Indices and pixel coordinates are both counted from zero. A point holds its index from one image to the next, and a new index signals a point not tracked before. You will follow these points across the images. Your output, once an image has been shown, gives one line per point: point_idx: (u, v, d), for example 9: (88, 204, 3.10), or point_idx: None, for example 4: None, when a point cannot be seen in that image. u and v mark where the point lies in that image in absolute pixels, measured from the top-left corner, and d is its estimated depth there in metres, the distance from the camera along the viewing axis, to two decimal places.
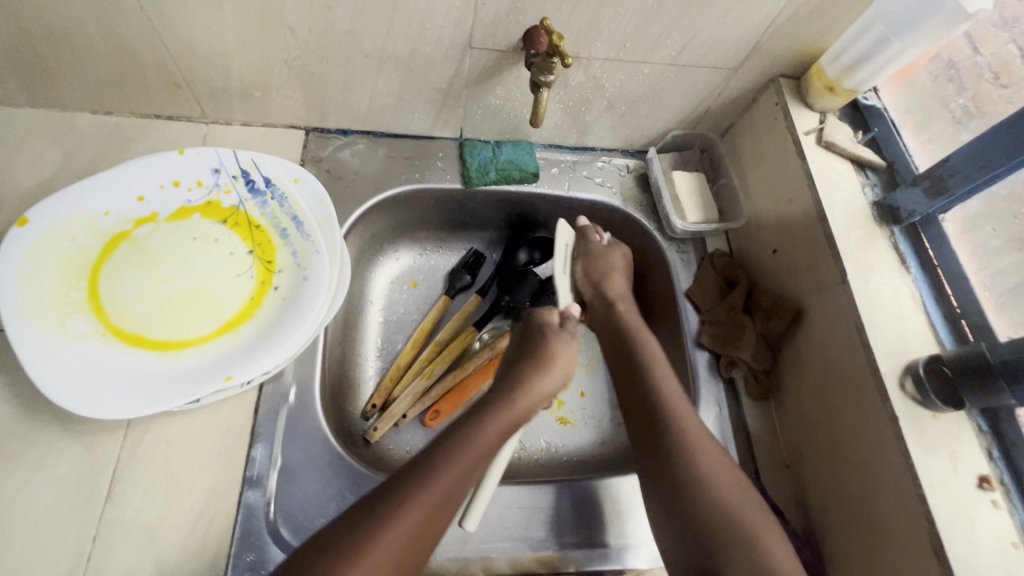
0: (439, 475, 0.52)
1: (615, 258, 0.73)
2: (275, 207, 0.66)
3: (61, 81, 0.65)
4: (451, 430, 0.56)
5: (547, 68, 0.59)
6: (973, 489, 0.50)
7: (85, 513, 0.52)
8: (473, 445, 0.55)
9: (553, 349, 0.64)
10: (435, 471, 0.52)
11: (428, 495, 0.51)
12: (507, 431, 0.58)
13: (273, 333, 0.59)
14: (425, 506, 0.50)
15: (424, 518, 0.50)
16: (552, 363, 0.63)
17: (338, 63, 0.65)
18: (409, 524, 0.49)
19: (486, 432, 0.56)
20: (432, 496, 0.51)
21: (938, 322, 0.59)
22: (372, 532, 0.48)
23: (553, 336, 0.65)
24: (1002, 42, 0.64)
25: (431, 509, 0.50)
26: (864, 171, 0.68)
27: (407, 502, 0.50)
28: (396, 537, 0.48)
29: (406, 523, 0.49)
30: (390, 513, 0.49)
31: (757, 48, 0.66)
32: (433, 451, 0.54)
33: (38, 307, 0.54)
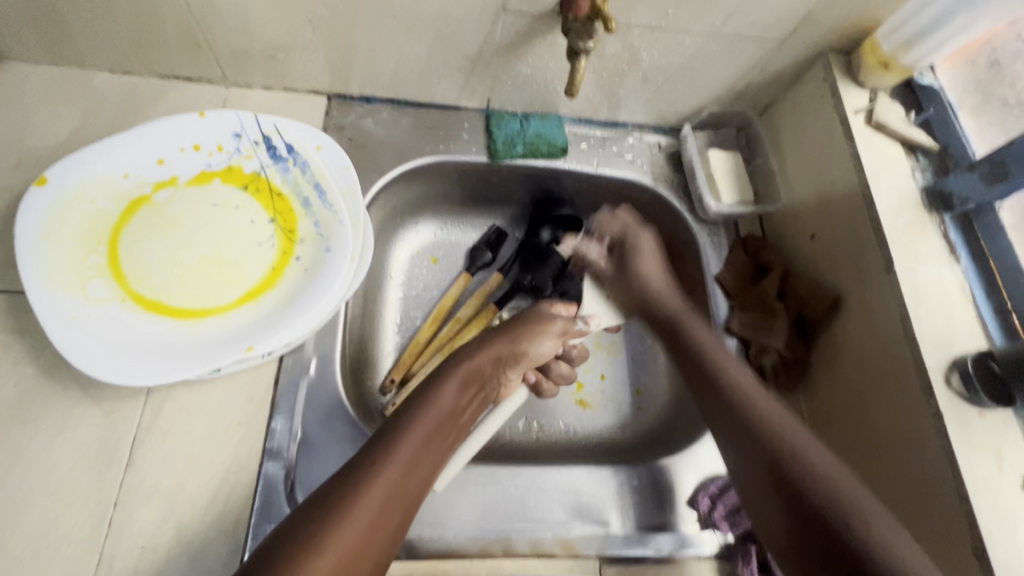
0: (403, 439, 0.52)
1: (643, 241, 0.73)
2: (297, 174, 0.64)
3: (78, 37, 0.63)
4: (413, 396, 0.57)
5: (585, 33, 0.56)
6: (1019, 491, 0.48)
7: (107, 478, 0.52)
8: (432, 409, 0.56)
9: (531, 329, 0.64)
10: (400, 439, 0.52)
11: (394, 456, 0.51)
12: (463, 391, 0.59)
13: (296, 304, 0.58)
14: (391, 469, 0.50)
15: (393, 481, 0.49)
16: (530, 342, 0.64)
17: (364, 24, 0.62)
18: (382, 488, 0.49)
19: (446, 394, 0.57)
20: (400, 461, 0.51)
21: (988, 316, 0.56)
22: (342, 509, 0.46)
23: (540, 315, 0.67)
24: None
25: (402, 470, 0.50)
26: (914, 155, 0.64)
27: (376, 467, 0.49)
28: (371, 501, 0.48)
29: (374, 490, 0.48)
30: (362, 479, 0.48)
31: (809, 20, 0.62)
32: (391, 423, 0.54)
33: (58, 271, 0.53)
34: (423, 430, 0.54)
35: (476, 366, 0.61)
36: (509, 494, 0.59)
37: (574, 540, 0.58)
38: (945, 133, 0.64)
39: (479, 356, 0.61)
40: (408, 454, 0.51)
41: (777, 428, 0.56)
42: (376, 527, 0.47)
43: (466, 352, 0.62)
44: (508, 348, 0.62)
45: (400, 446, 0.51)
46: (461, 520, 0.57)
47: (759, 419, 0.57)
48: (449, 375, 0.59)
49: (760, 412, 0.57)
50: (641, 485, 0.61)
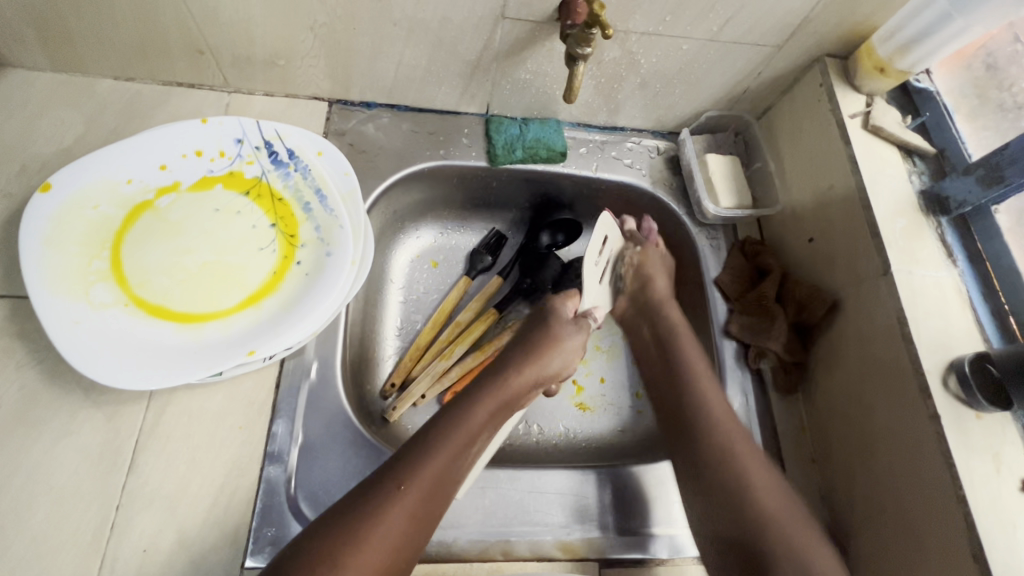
0: (434, 457, 0.52)
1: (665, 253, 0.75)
2: (298, 179, 0.64)
3: (82, 45, 0.64)
4: (445, 410, 0.57)
5: (583, 39, 0.56)
6: (1016, 493, 0.48)
7: (109, 482, 0.52)
8: (463, 428, 0.55)
9: (557, 339, 0.64)
10: (425, 460, 0.51)
11: (422, 475, 0.50)
12: (496, 410, 0.58)
13: (297, 308, 0.58)
14: (414, 492, 0.50)
15: (415, 505, 0.49)
16: (556, 350, 0.63)
17: (365, 31, 0.62)
18: (406, 508, 0.49)
19: (477, 412, 0.56)
20: (424, 483, 0.50)
21: (986, 319, 0.56)
22: (363, 526, 0.47)
23: (559, 323, 0.65)
24: None
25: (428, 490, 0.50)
26: (911, 158, 0.64)
27: (402, 487, 0.49)
28: (394, 521, 0.48)
29: (398, 510, 0.48)
30: (387, 497, 0.49)
31: (805, 25, 0.62)
32: (416, 442, 0.53)
33: (61, 276, 0.54)
34: (453, 448, 0.53)
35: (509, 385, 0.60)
36: (510, 497, 0.59)
37: (574, 543, 0.58)
38: (942, 137, 0.64)
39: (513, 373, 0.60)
40: (432, 474, 0.51)
41: (736, 448, 0.58)
42: (399, 549, 0.48)
43: (501, 369, 0.61)
44: (541, 364, 0.62)
45: (425, 467, 0.51)
46: (462, 523, 0.57)
47: (716, 442, 0.59)
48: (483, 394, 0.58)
49: (721, 434, 0.59)
50: (629, 489, 0.61)
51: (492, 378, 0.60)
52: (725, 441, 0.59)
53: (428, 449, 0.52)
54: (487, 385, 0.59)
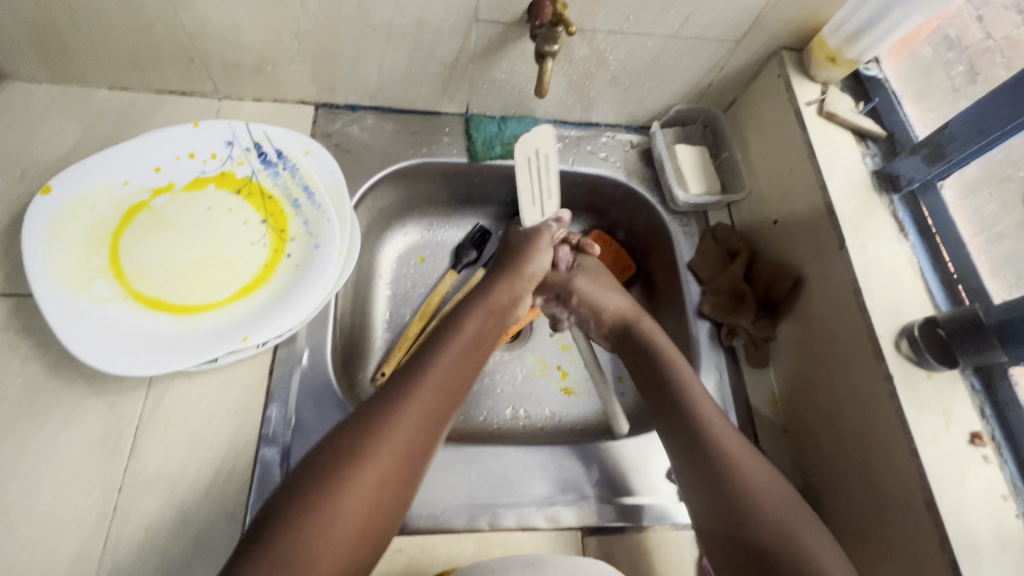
0: (408, 407, 0.54)
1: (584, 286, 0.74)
2: (286, 178, 0.68)
3: (78, 57, 0.67)
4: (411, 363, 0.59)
5: (551, 38, 0.61)
6: (965, 445, 0.52)
7: (111, 466, 0.55)
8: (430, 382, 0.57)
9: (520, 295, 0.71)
10: (398, 410, 0.54)
11: (395, 426, 0.52)
12: (460, 365, 0.60)
13: (287, 298, 0.62)
14: (391, 449, 0.51)
15: (404, 450, 0.52)
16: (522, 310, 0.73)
17: (347, 37, 0.66)
18: (385, 454, 0.51)
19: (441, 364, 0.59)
20: (405, 431, 0.52)
21: (935, 286, 0.60)
22: (340, 474, 0.48)
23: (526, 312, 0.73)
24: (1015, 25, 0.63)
25: (405, 443, 0.52)
26: (864, 142, 0.69)
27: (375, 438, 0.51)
28: (377, 468, 0.50)
29: (382, 453, 0.51)
30: (363, 450, 0.50)
31: (759, 20, 0.67)
32: (377, 402, 0.54)
33: (64, 272, 0.57)
34: (426, 404, 0.55)
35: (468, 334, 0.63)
36: (493, 471, 0.62)
37: (557, 513, 0.60)
38: (891, 120, 0.69)
39: (468, 324, 0.64)
40: (411, 421, 0.53)
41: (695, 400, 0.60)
42: (388, 478, 0.50)
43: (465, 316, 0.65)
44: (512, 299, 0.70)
45: (401, 423, 0.53)
46: (448, 497, 0.60)
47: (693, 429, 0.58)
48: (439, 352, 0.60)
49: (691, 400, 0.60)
50: (599, 464, 0.64)
51: (448, 333, 0.63)
52: (713, 431, 0.57)
53: (404, 400, 0.54)
54: (444, 339, 0.62)
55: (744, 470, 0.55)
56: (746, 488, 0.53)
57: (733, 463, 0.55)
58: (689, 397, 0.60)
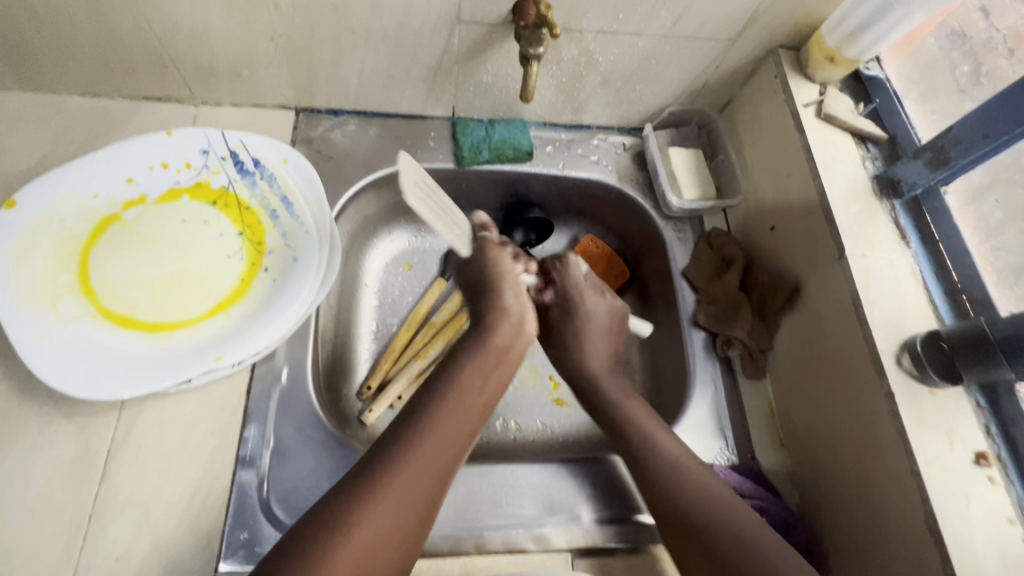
0: (411, 457, 0.49)
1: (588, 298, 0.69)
2: (264, 188, 0.65)
3: (46, 63, 0.65)
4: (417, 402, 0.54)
5: (535, 40, 0.58)
6: (970, 466, 0.50)
7: (82, 492, 0.53)
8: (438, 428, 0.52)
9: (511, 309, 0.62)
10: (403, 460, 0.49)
11: (397, 478, 0.48)
12: (470, 411, 0.54)
13: (264, 314, 0.59)
14: (392, 504, 0.47)
15: (408, 505, 0.47)
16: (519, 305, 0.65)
17: (325, 39, 0.63)
18: (383, 510, 0.46)
19: (447, 408, 0.53)
20: (407, 485, 0.48)
21: (938, 297, 0.57)
22: (331, 534, 0.44)
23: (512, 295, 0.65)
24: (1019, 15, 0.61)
25: (406, 497, 0.47)
26: (864, 144, 0.66)
27: (370, 490, 0.46)
28: (373, 525, 0.45)
29: (383, 508, 0.46)
30: (359, 506, 0.45)
31: (755, 18, 0.64)
32: (377, 454, 0.49)
33: (30, 291, 0.55)
34: (425, 455, 0.50)
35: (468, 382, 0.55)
36: (479, 491, 0.60)
37: (546, 535, 0.58)
38: (893, 121, 0.66)
39: (469, 370, 0.56)
40: (413, 474, 0.48)
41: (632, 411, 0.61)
42: (387, 537, 0.45)
43: (473, 350, 0.58)
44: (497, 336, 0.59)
45: (402, 472, 0.48)
46: None
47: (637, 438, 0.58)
48: (444, 393, 0.54)
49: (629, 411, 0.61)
50: (590, 482, 0.62)
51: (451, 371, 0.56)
52: (656, 438, 0.58)
53: (406, 449, 0.49)
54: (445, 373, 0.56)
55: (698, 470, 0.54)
56: (694, 495, 0.52)
57: (673, 458, 0.56)
58: (625, 410, 0.61)
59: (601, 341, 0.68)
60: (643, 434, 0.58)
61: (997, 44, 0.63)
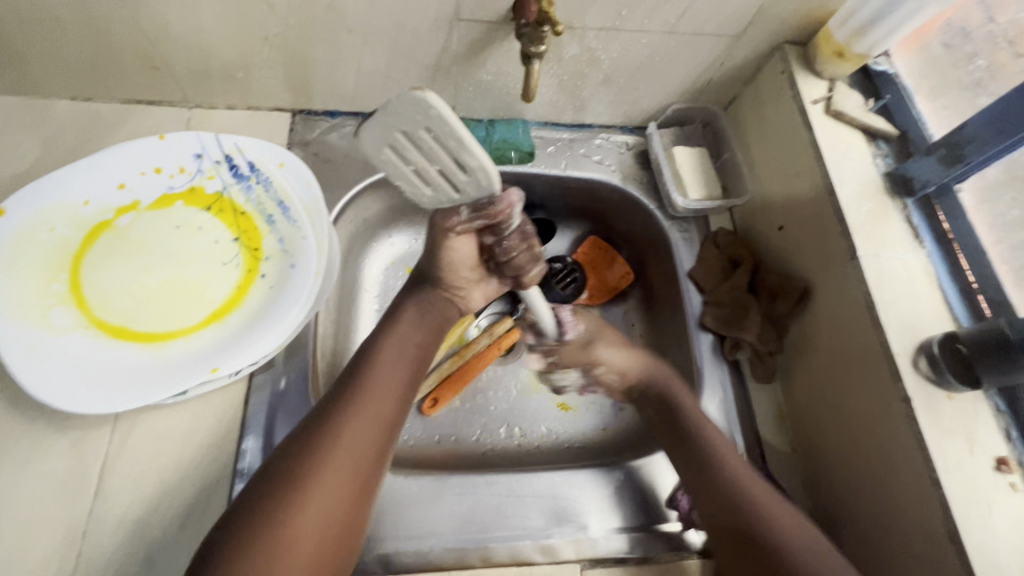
0: (347, 420, 0.51)
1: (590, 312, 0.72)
2: (260, 192, 0.64)
3: (34, 67, 0.63)
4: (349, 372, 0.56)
5: (537, 38, 0.56)
6: (991, 473, 0.48)
7: (75, 509, 0.51)
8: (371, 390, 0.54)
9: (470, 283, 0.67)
10: (340, 424, 0.51)
11: (337, 439, 0.50)
12: (402, 373, 0.57)
13: (261, 322, 0.58)
14: (337, 469, 0.49)
15: (353, 462, 0.49)
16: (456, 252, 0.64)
17: (320, 40, 0.62)
18: (329, 472, 0.48)
19: (378, 372, 0.56)
20: (348, 448, 0.50)
21: (954, 298, 0.56)
22: (279, 507, 0.45)
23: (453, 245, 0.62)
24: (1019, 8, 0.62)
25: (348, 460, 0.49)
26: (875, 141, 0.64)
27: (310, 455, 0.48)
28: (321, 489, 0.47)
29: (327, 471, 0.48)
30: (297, 474, 0.47)
31: (761, 14, 0.62)
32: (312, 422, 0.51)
33: (20, 301, 0.53)
34: (361, 416, 0.52)
35: (399, 345, 0.59)
36: (484, 501, 0.58)
37: (553, 546, 0.57)
38: (904, 118, 0.64)
39: (400, 330, 0.60)
40: (353, 433, 0.51)
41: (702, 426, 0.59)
42: (338, 497, 0.48)
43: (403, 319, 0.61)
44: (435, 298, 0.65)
45: (342, 435, 0.50)
46: (437, 532, 0.56)
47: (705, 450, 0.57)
48: (373, 360, 0.57)
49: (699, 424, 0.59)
50: (598, 491, 0.60)
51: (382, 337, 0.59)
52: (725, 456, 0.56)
53: (340, 414, 0.51)
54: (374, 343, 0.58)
55: (765, 498, 0.53)
56: (760, 518, 0.51)
57: (736, 471, 0.55)
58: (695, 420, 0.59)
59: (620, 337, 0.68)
60: (703, 441, 0.58)
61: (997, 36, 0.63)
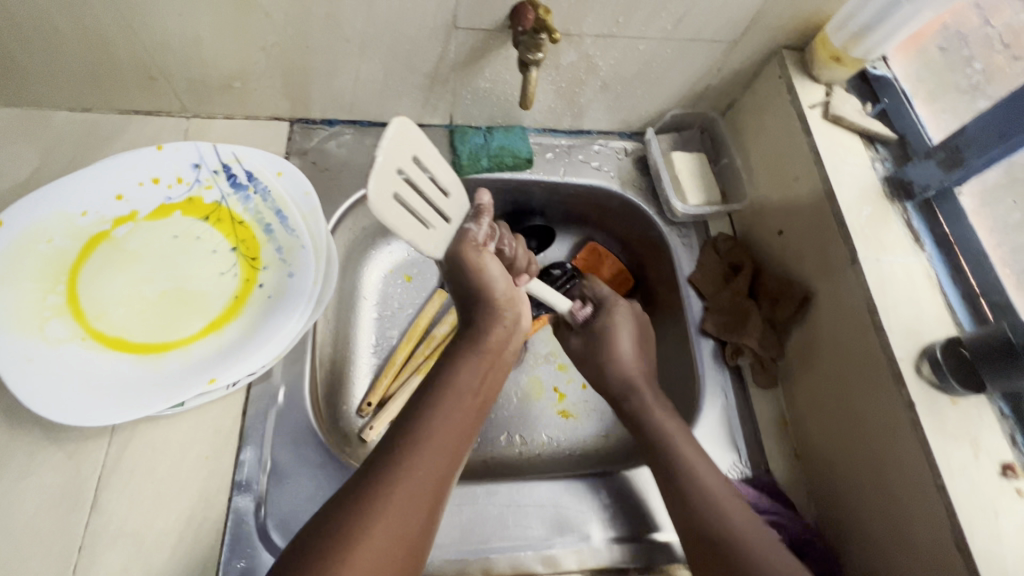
0: (408, 471, 0.48)
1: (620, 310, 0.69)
2: (257, 202, 0.63)
3: (32, 78, 0.63)
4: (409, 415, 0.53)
5: (534, 46, 0.57)
6: (997, 478, 0.48)
7: (71, 523, 0.51)
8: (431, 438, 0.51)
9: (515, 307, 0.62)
10: (400, 473, 0.47)
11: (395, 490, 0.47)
12: (465, 420, 0.54)
13: (259, 332, 0.57)
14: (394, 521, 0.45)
15: (410, 516, 0.46)
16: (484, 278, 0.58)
17: (318, 49, 0.62)
18: (386, 524, 0.45)
19: (439, 419, 0.53)
20: (406, 503, 0.46)
21: (956, 302, 0.56)
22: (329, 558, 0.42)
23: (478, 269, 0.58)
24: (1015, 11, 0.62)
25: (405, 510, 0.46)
26: (873, 145, 0.64)
27: (371, 505, 0.45)
28: (375, 546, 0.44)
29: (383, 524, 0.45)
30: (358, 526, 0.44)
31: (757, 19, 0.62)
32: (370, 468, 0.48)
33: (16, 314, 0.53)
34: (421, 466, 0.49)
35: (462, 384, 0.56)
36: (485, 511, 0.58)
37: (555, 556, 0.56)
38: (902, 122, 0.64)
39: (463, 369, 0.57)
40: (412, 487, 0.47)
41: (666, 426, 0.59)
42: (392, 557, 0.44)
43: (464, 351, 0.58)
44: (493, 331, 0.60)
45: (402, 485, 0.47)
46: (438, 543, 0.56)
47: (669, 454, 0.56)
48: (434, 403, 0.54)
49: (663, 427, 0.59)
50: (599, 499, 0.60)
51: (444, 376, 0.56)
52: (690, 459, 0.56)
53: (404, 460, 0.48)
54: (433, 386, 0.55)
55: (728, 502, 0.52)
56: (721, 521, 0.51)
57: (698, 474, 0.54)
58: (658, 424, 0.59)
59: (630, 345, 0.66)
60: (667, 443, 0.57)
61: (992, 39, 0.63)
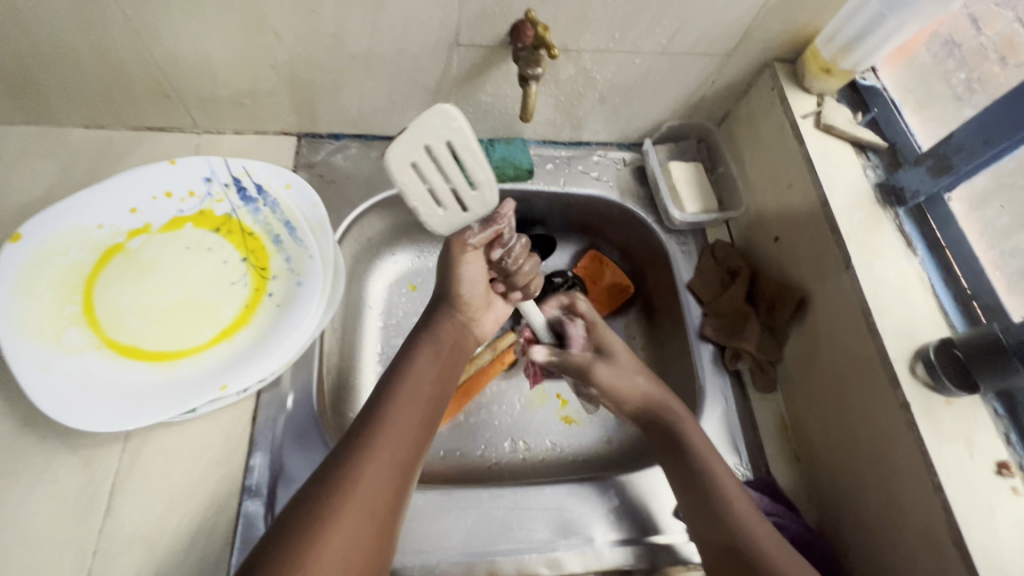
0: (372, 449, 0.51)
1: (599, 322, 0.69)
2: (267, 214, 0.65)
3: (51, 97, 0.66)
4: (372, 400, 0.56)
5: (533, 61, 0.60)
6: (992, 476, 0.48)
7: (86, 527, 0.52)
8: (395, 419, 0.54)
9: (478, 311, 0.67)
10: (364, 454, 0.50)
11: (362, 470, 0.49)
12: (426, 400, 0.57)
13: (269, 340, 0.59)
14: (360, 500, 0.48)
15: (378, 492, 0.49)
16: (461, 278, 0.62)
17: (325, 66, 0.64)
18: (354, 501, 0.48)
19: (401, 401, 0.55)
20: (371, 480, 0.49)
21: (949, 305, 0.57)
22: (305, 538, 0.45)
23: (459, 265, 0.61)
24: (1007, 21, 0.62)
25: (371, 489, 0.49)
26: (865, 153, 0.66)
27: (341, 487, 0.48)
28: (347, 523, 0.47)
29: (351, 502, 0.48)
30: (325, 507, 0.47)
31: (749, 33, 0.65)
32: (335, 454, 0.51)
33: (35, 323, 0.55)
34: (385, 443, 0.52)
35: (421, 368, 0.59)
36: (490, 514, 0.59)
37: (559, 559, 0.57)
38: (893, 130, 0.66)
39: (422, 356, 0.60)
40: (378, 465, 0.50)
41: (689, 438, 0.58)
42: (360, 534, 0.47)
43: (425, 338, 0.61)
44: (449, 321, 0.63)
45: (368, 465, 0.50)
46: (444, 546, 0.57)
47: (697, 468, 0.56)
48: (396, 387, 0.56)
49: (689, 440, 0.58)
50: (601, 502, 0.60)
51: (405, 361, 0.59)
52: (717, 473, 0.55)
53: (367, 440, 0.51)
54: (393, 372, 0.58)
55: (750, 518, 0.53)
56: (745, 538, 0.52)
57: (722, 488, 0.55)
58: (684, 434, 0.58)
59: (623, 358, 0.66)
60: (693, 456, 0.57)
61: (986, 49, 0.64)
